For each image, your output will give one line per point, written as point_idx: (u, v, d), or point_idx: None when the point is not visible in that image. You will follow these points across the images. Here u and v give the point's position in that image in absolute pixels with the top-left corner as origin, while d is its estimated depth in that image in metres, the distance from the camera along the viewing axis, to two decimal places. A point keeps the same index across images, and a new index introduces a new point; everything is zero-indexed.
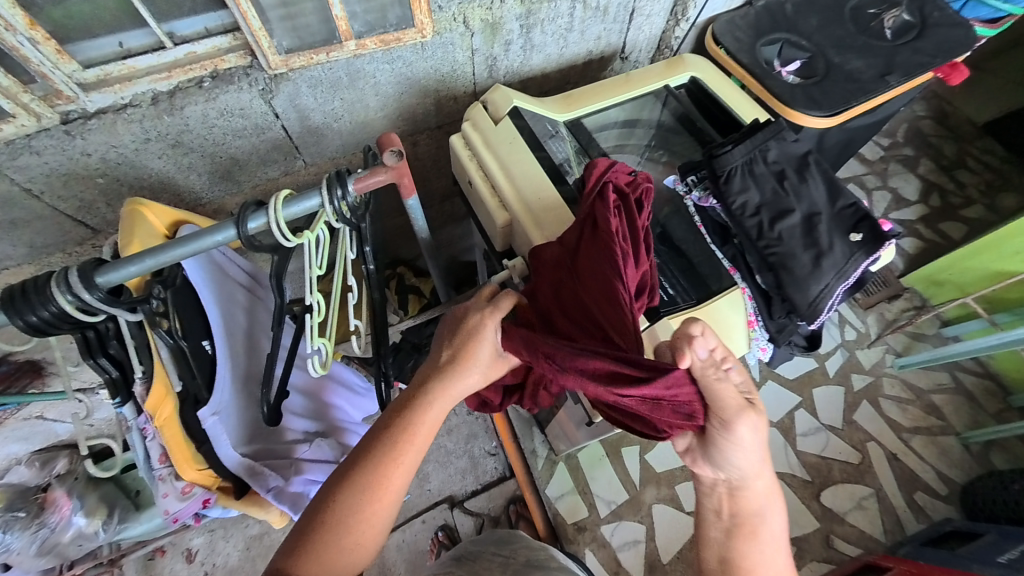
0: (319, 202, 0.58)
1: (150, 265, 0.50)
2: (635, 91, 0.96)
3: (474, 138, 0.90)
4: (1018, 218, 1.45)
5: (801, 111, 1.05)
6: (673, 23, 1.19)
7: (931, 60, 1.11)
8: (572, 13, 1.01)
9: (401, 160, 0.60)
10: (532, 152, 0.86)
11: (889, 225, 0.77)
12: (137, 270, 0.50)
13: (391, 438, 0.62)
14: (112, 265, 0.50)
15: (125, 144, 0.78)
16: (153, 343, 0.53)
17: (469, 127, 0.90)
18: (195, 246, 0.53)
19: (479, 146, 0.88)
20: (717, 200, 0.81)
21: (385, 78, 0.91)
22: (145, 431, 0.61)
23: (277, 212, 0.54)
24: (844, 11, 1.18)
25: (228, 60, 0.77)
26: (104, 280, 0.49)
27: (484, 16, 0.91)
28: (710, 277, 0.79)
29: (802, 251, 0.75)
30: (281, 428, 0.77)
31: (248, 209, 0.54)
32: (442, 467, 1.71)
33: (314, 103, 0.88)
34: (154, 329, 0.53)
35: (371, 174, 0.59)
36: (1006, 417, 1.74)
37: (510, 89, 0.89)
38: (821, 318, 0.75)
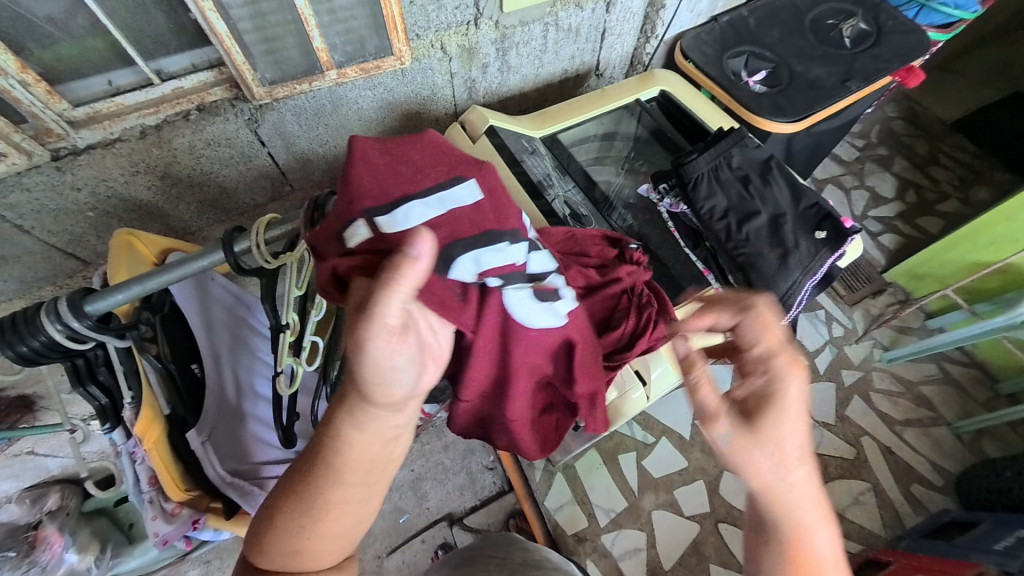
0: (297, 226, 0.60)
1: (137, 292, 0.51)
2: (609, 106, 1.00)
3: None
4: (988, 210, 1.49)
5: (768, 118, 1.10)
6: (644, 40, 1.25)
7: (887, 66, 1.16)
8: (545, 35, 1.07)
9: None
10: (509, 168, 0.89)
11: (851, 222, 0.81)
12: (128, 296, 0.51)
13: (342, 443, 0.53)
14: (102, 296, 0.50)
15: (113, 177, 0.81)
16: (142, 367, 0.55)
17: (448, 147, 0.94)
18: (183, 271, 0.54)
19: None
20: (686, 206, 0.84)
21: (367, 104, 0.95)
22: (135, 454, 0.62)
23: (258, 237, 0.56)
24: (804, 23, 1.24)
25: (214, 93, 0.80)
26: (93, 308, 0.49)
27: (460, 42, 0.95)
28: (685, 280, 0.83)
29: (769, 250, 0.78)
30: (246, 447, 0.72)
31: (232, 235, 0.57)
32: (440, 484, 1.70)
33: (299, 130, 0.91)
34: (142, 354, 0.54)
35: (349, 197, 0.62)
36: (995, 405, 1.77)
37: (485, 109, 0.92)
38: (791, 313, 0.78)
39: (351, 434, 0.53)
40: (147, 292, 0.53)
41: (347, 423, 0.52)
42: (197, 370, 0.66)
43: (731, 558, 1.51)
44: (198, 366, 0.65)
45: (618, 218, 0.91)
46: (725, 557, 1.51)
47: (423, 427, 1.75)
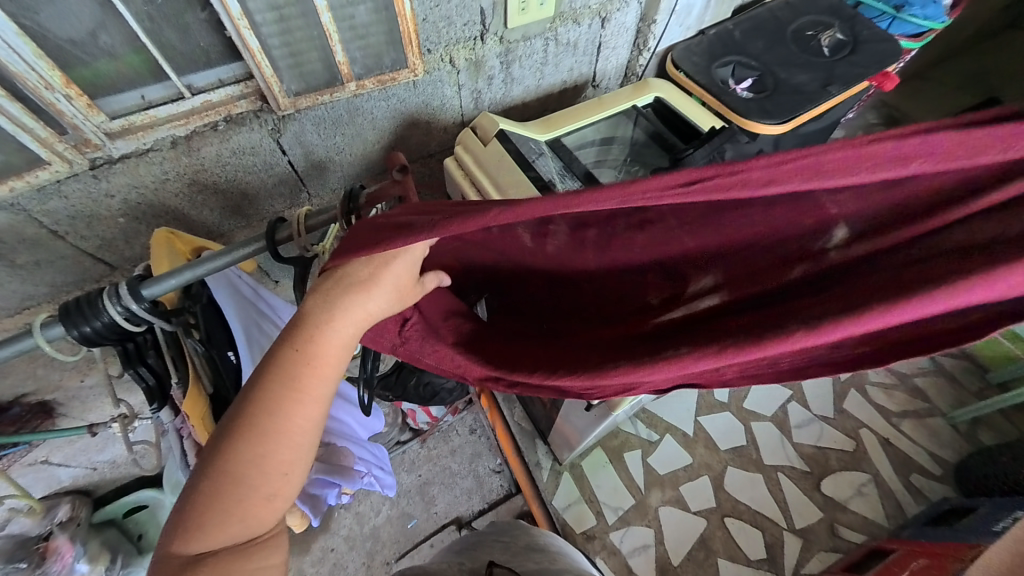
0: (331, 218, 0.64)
1: (189, 278, 0.55)
2: (607, 112, 1.06)
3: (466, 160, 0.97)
4: None
5: (757, 120, 1.17)
6: (637, 53, 1.33)
7: (864, 71, 1.25)
8: (545, 49, 1.14)
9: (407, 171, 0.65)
10: (520, 170, 0.91)
11: None
12: (180, 280, 0.55)
13: (299, 361, 0.52)
14: (157, 282, 0.54)
15: (145, 185, 0.85)
16: (187, 350, 0.60)
17: (460, 150, 0.96)
18: (228, 258, 0.58)
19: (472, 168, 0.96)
20: None
21: (382, 114, 1.01)
22: (181, 430, 0.68)
23: (298, 226, 0.61)
24: (785, 35, 1.33)
25: (240, 105, 0.86)
26: (148, 292, 0.53)
27: (468, 56, 1.02)
28: None
29: None
30: None
31: (274, 224, 0.61)
32: (447, 488, 1.72)
33: (317, 139, 0.97)
34: (187, 338, 0.59)
35: (379, 189, 0.65)
36: (988, 395, 1.82)
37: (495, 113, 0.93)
38: None
39: (336, 340, 0.53)
40: (197, 277, 0.56)
41: (335, 324, 0.53)
42: (233, 357, 0.68)
43: (739, 552, 1.53)
44: (233, 353, 0.68)
45: None
46: (733, 551, 1.53)
47: (430, 432, 1.77)
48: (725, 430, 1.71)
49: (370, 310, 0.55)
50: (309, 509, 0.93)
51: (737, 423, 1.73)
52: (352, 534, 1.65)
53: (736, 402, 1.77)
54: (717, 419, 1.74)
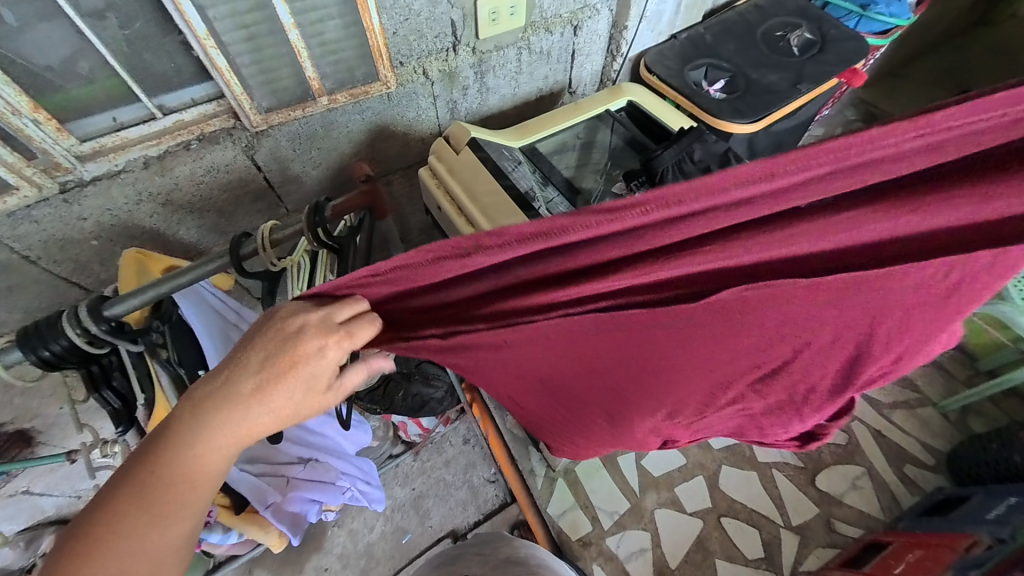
0: (298, 229, 0.63)
1: (153, 295, 0.54)
2: (582, 117, 1.07)
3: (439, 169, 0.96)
4: None
5: (729, 120, 1.18)
6: (611, 59, 1.35)
7: (833, 69, 1.28)
8: (519, 58, 1.16)
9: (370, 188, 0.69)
10: (495, 180, 0.91)
11: None
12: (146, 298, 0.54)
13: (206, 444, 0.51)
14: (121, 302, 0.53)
15: (118, 207, 0.85)
16: (153, 370, 0.59)
17: (434, 159, 0.96)
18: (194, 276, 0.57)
19: (444, 175, 0.94)
20: None
21: (357, 127, 1.01)
22: None
23: (263, 238, 0.61)
24: (755, 36, 1.36)
25: (213, 123, 0.86)
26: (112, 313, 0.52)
27: (441, 67, 1.03)
28: None
29: None
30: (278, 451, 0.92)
31: (238, 239, 0.61)
32: (442, 501, 1.70)
33: (293, 154, 0.97)
34: (154, 358, 0.58)
35: (344, 202, 0.67)
36: (976, 382, 1.84)
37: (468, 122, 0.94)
38: None
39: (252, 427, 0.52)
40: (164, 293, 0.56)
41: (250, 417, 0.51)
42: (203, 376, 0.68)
43: (737, 552, 1.52)
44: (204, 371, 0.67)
45: None
46: (730, 551, 1.52)
47: (423, 444, 1.75)
48: None
49: (289, 407, 0.52)
50: (290, 527, 0.93)
51: None
52: (346, 552, 1.62)
53: None
54: None
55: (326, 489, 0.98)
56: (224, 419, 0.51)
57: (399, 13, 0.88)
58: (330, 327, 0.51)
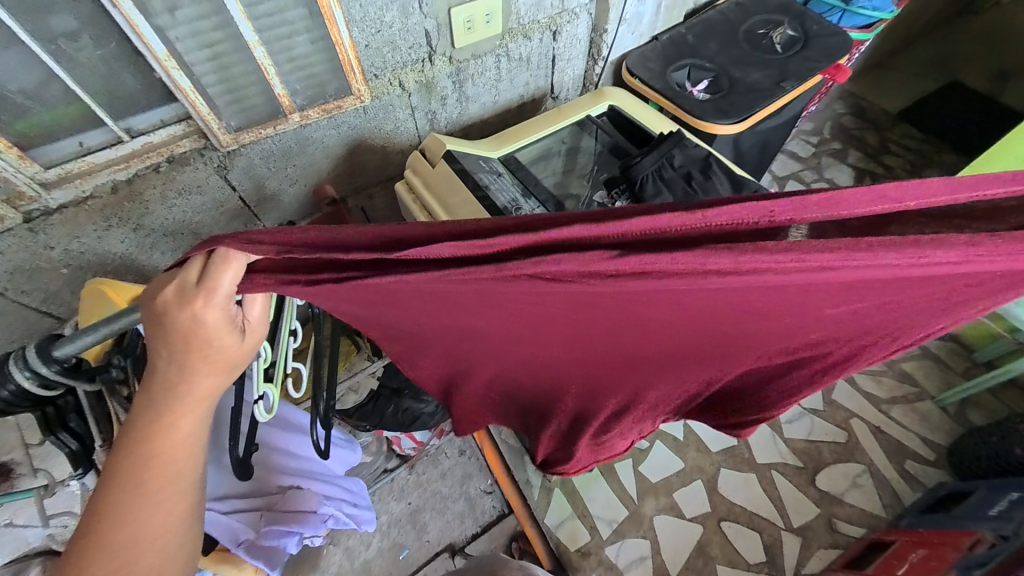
0: None
1: (100, 337, 0.48)
2: (562, 124, 1.05)
3: (415, 183, 0.94)
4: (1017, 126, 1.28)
5: (713, 121, 1.16)
6: (592, 63, 1.33)
7: (817, 65, 1.26)
8: (498, 66, 1.14)
9: None
10: (469, 190, 0.88)
11: None
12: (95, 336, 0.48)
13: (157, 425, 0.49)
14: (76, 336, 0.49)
15: (87, 234, 0.83)
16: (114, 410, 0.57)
17: (410, 173, 0.94)
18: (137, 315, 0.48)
19: (421, 190, 0.92)
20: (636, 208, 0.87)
21: (333, 141, 0.99)
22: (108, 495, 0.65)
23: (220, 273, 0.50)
24: (737, 35, 1.35)
25: (183, 144, 0.84)
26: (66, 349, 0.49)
27: (418, 78, 1.02)
28: None
29: None
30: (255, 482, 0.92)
31: None
32: (439, 514, 1.67)
33: (268, 172, 0.95)
34: (114, 396, 0.57)
35: None
36: (974, 374, 1.83)
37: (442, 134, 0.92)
38: None
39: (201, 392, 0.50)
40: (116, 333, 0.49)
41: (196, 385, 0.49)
42: None
43: (738, 557, 1.50)
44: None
45: None
46: (731, 555, 1.50)
47: (417, 457, 1.72)
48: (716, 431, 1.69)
49: (211, 358, 0.48)
50: (266, 562, 0.87)
51: None
52: (343, 570, 1.60)
53: None
54: None
55: (302, 518, 0.91)
56: (169, 395, 0.49)
57: (370, 26, 0.86)
58: (189, 291, 0.45)
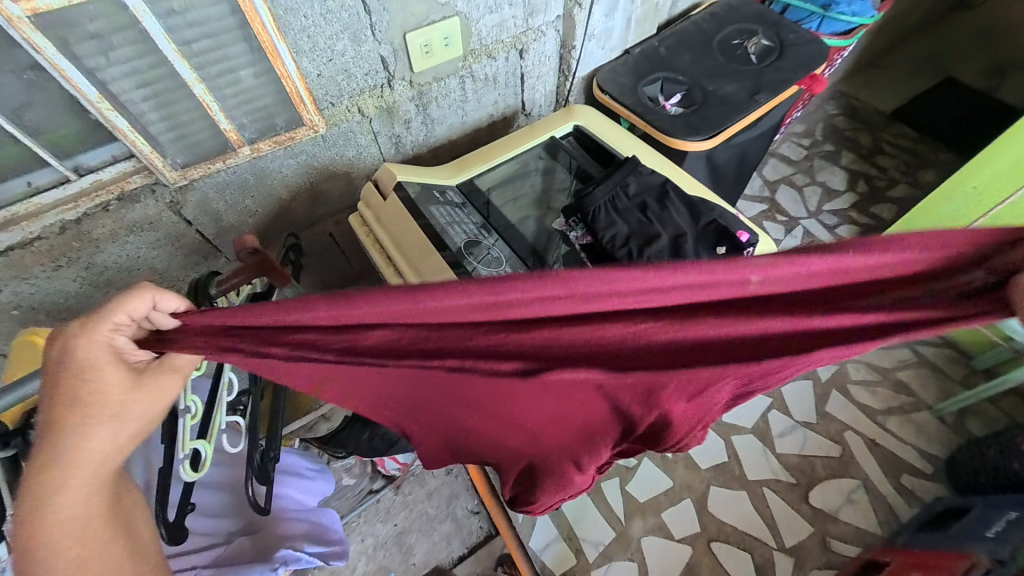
0: None
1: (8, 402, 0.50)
2: (521, 148, 1.03)
3: (368, 217, 0.93)
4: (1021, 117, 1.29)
5: (683, 138, 1.13)
6: (563, 79, 1.31)
7: (792, 75, 1.23)
8: (463, 87, 1.12)
9: None
10: (414, 221, 0.87)
11: (746, 234, 0.84)
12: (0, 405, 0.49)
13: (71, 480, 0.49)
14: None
15: (36, 275, 0.82)
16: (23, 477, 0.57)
17: (362, 207, 0.94)
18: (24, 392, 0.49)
19: (374, 225, 0.91)
20: (590, 236, 0.85)
21: (292, 171, 0.98)
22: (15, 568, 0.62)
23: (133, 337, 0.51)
24: (711, 46, 1.32)
25: (133, 181, 0.82)
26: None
27: (377, 103, 1.00)
28: None
29: None
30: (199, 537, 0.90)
31: None
32: (425, 536, 1.64)
33: (224, 205, 0.93)
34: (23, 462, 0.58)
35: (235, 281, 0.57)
36: (972, 382, 1.77)
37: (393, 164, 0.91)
38: None
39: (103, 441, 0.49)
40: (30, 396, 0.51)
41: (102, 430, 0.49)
42: None
43: None
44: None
45: (539, 262, 0.88)
46: None
47: (403, 478, 1.69)
48: (705, 447, 1.65)
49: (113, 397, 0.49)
50: None
51: (717, 439, 1.67)
52: None
53: None
54: None
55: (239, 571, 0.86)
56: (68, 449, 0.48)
57: (321, 56, 0.84)
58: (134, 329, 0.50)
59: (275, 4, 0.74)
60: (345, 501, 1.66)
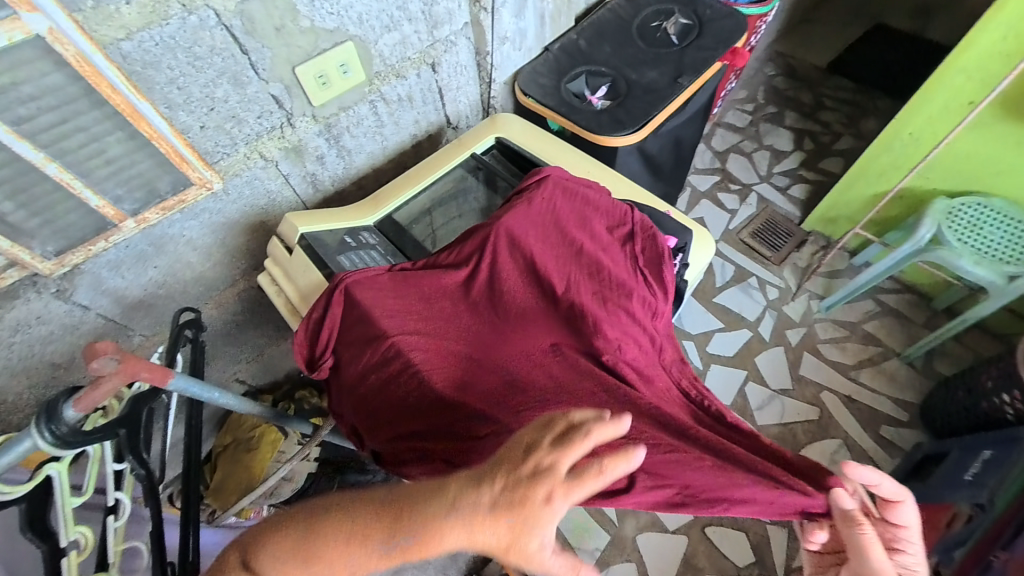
0: (30, 444, 0.45)
1: None
2: (435, 173, 0.98)
3: (276, 273, 0.89)
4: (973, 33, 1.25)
5: (609, 134, 1.10)
6: (485, 86, 1.26)
7: (714, 53, 1.21)
8: (375, 112, 1.05)
9: (125, 359, 0.48)
10: (318, 269, 0.85)
11: (673, 240, 0.89)
12: (45, 443, 0.45)
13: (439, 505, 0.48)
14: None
15: None
16: None
17: (269, 264, 0.89)
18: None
19: (282, 281, 0.88)
20: None
21: (197, 233, 0.90)
22: None
23: None
24: (631, 32, 1.28)
25: (8, 276, 0.71)
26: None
27: (280, 144, 0.92)
28: None
29: None
30: None
31: None
32: (421, 571, 1.59)
33: (124, 282, 0.85)
34: None
35: (89, 393, 0.46)
36: (936, 323, 1.80)
37: (292, 216, 0.87)
38: None
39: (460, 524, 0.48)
40: (34, 453, 0.46)
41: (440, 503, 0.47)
42: None
43: (727, 563, 1.46)
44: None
45: None
46: (719, 563, 1.46)
47: None
48: None
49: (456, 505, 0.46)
50: None
51: None
52: None
53: None
54: None
55: None
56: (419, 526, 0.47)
57: (198, 107, 0.77)
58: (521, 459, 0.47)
59: (127, 61, 0.66)
60: None
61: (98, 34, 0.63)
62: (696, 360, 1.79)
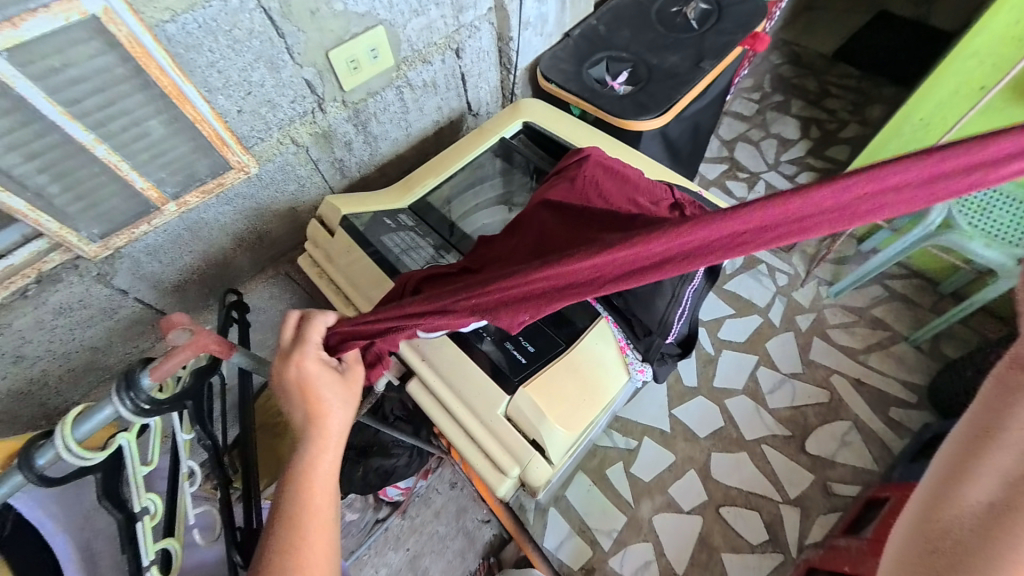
0: (111, 413, 0.46)
1: None
2: (465, 158, 0.99)
3: (317, 255, 0.91)
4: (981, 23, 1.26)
5: (633, 118, 1.10)
6: (505, 72, 1.26)
7: (733, 37, 1.21)
8: (401, 98, 1.06)
9: (197, 331, 0.50)
10: (363, 250, 0.87)
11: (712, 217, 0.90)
12: (126, 411, 0.47)
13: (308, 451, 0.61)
14: (58, 456, 0.45)
15: None
16: None
17: (311, 246, 0.91)
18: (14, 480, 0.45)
19: (324, 263, 0.90)
20: None
21: (230, 218, 0.91)
22: None
23: (63, 445, 0.44)
24: (650, 17, 1.28)
25: (49, 261, 0.72)
26: (70, 462, 0.45)
27: (311, 129, 0.93)
28: (576, 316, 0.88)
29: None
30: None
31: (32, 447, 0.45)
32: (439, 555, 1.61)
33: (160, 267, 0.86)
34: None
35: (164, 362, 0.47)
36: (943, 307, 1.83)
37: (335, 198, 0.88)
38: (674, 327, 0.87)
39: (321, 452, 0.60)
40: (114, 421, 0.47)
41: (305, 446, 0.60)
42: None
43: (741, 541, 1.50)
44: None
45: None
46: (734, 542, 1.50)
47: (408, 502, 1.65)
48: (701, 416, 1.67)
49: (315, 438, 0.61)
50: None
51: (710, 406, 1.69)
52: None
53: (705, 383, 1.74)
54: (690, 406, 1.70)
55: None
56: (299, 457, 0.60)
57: (236, 90, 0.77)
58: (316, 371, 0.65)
59: (172, 43, 0.67)
60: (352, 538, 1.57)
61: (145, 15, 0.63)
62: (707, 346, 1.81)
